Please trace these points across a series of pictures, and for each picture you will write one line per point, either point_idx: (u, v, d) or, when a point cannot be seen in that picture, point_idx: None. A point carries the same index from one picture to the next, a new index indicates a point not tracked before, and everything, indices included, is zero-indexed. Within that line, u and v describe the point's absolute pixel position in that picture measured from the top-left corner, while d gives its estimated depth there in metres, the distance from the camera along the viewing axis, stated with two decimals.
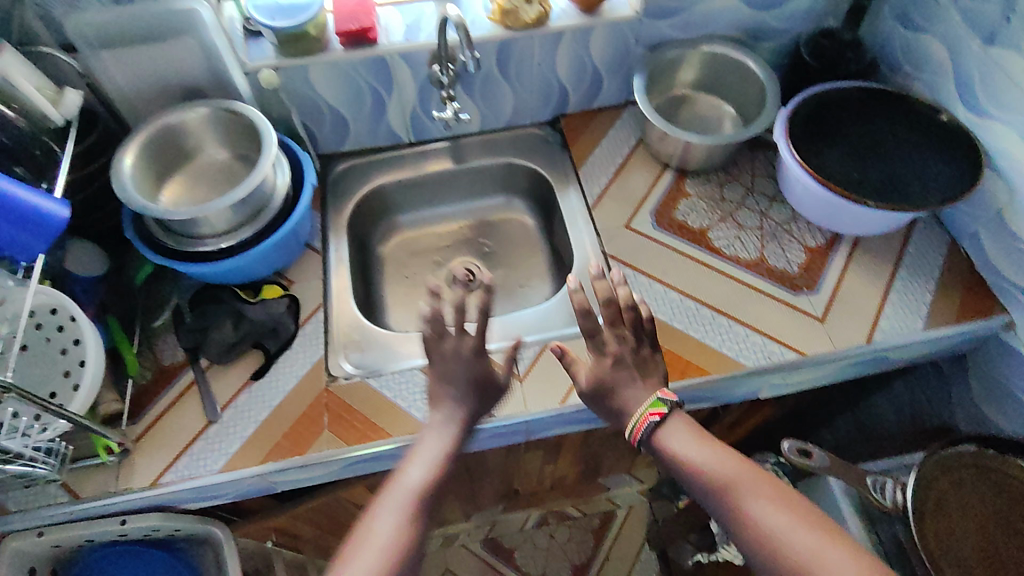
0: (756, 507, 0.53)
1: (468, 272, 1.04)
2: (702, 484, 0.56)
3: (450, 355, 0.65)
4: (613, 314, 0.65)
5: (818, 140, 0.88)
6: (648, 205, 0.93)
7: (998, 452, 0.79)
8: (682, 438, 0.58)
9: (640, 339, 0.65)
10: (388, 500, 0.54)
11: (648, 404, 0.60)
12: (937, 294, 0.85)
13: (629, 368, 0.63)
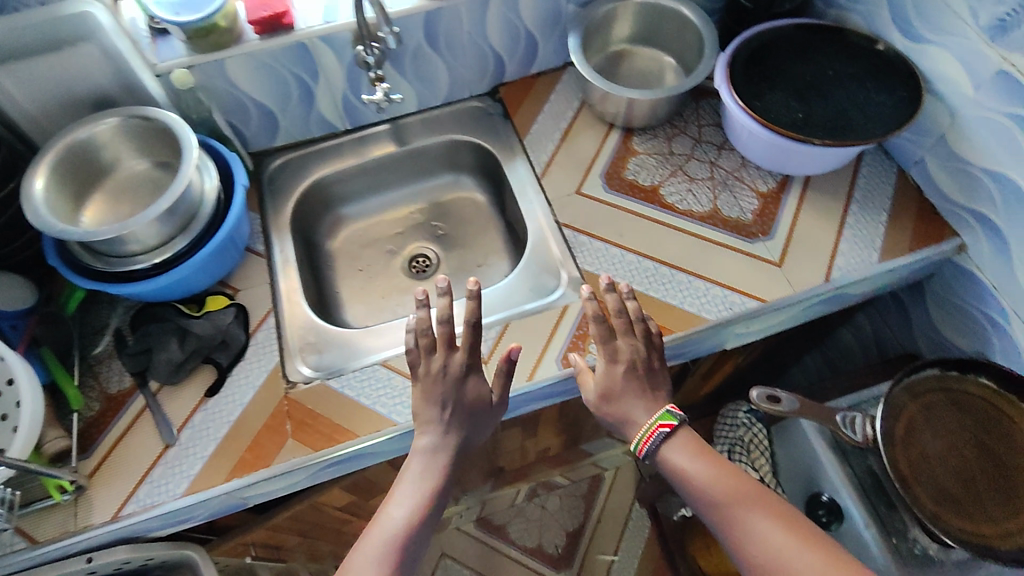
0: (755, 520, 0.60)
1: (424, 257, 1.01)
2: (704, 498, 0.63)
3: (434, 373, 0.68)
4: (625, 325, 0.71)
5: (761, 81, 0.86)
6: (598, 168, 0.91)
7: (960, 373, 0.81)
8: (684, 455, 0.66)
9: (649, 350, 0.72)
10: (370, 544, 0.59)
11: (659, 416, 0.67)
12: (889, 224, 0.85)
13: (642, 381, 0.70)
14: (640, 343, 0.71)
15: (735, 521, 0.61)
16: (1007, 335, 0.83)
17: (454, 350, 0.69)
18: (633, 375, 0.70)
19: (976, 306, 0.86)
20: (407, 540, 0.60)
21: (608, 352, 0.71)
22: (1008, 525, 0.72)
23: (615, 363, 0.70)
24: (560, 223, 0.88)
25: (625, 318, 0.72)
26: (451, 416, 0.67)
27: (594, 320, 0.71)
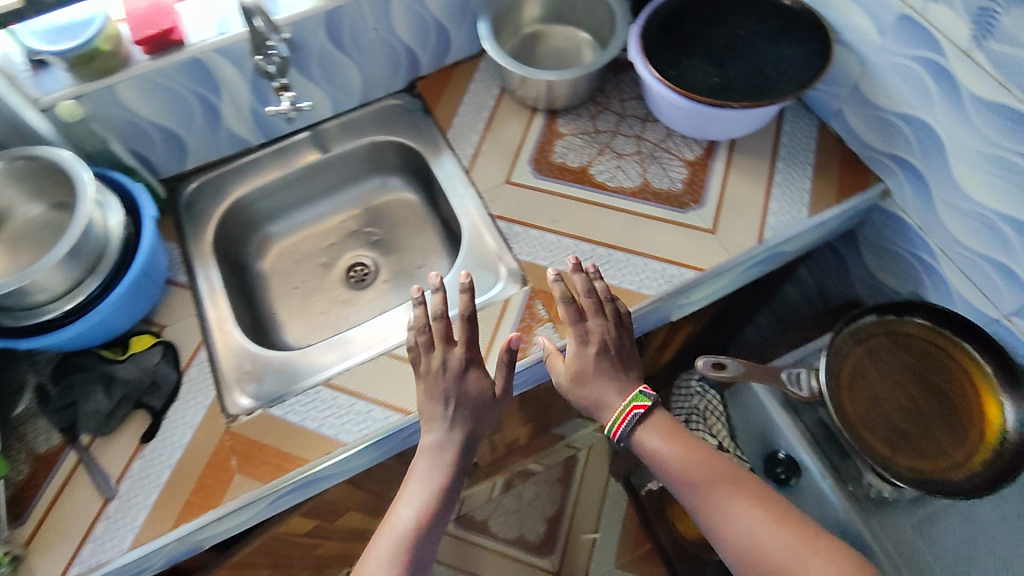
0: (732, 505, 0.61)
1: (362, 265, 0.98)
2: (680, 481, 0.64)
3: (436, 370, 0.67)
4: (594, 305, 0.71)
5: (675, 50, 0.85)
6: (525, 155, 0.90)
7: (898, 316, 0.83)
8: (659, 437, 0.66)
9: (619, 331, 0.71)
10: (380, 549, 0.59)
11: (632, 397, 0.67)
12: (816, 178, 0.86)
13: (613, 361, 0.69)
14: (610, 323, 0.70)
15: (712, 505, 0.62)
16: (937, 273, 0.85)
17: (452, 345, 0.68)
18: (605, 356, 0.69)
19: (906, 248, 0.88)
20: (417, 540, 0.60)
21: (580, 333, 0.69)
22: (956, 456, 0.75)
23: (587, 344, 0.69)
24: (493, 215, 0.86)
25: (593, 298, 0.71)
26: (455, 411, 0.66)
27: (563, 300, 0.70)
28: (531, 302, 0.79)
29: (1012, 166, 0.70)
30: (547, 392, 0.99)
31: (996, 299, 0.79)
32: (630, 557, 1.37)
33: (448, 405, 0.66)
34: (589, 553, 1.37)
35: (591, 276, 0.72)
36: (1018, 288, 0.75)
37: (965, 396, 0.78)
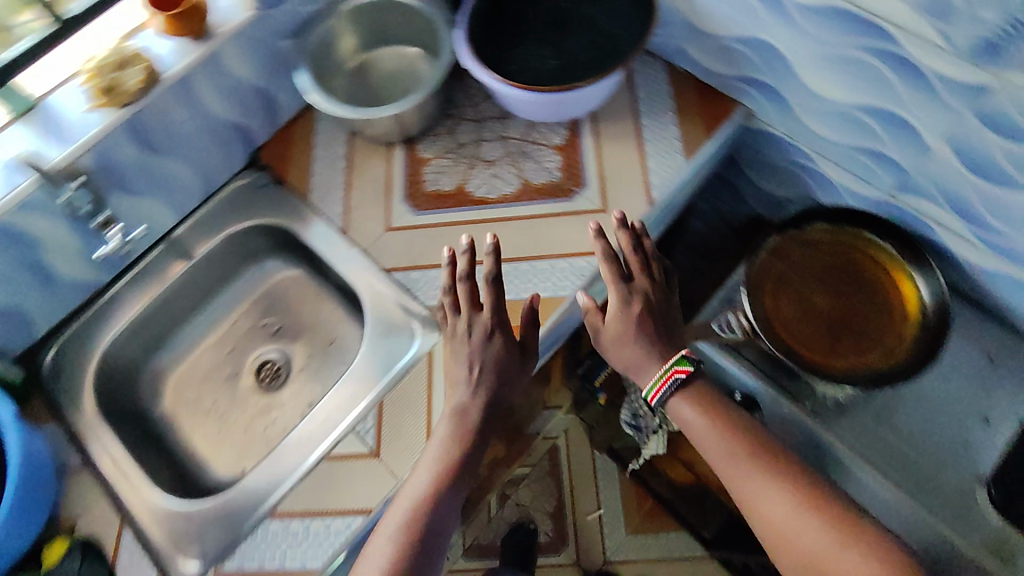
0: (757, 486, 0.61)
1: (271, 361, 0.91)
2: (710, 459, 0.65)
3: (461, 336, 0.70)
4: (638, 265, 0.70)
5: (506, 44, 0.82)
6: (397, 194, 0.85)
7: (807, 225, 0.85)
8: (693, 410, 0.66)
9: (661, 291, 0.71)
10: (391, 516, 0.61)
11: (675, 361, 0.67)
12: (681, 123, 0.86)
13: (654, 318, 0.69)
14: (652, 282, 0.71)
15: (739, 484, 0.62)
16: (819, 174, 0.88)
17: (476, 310, 0.70)
18: (648, 317, 0.68)
19: (784, 159, 0.90)
20: (425, 510, 0.61)
21: (624, 292, 0.69)
22: (891, 342, 0.78)
23: (630, 302, 0.68)
24: (386, 268, 0.81)
25: (639, 258, 0.71)
26: (480, 376, 0.68)
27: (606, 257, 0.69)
28: None
29: (852, 61, 0.72)
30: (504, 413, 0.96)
31: (878, 183, 0.82)
32: (639, 518, 1.41)
33: (472, 371, 0.68)
34: (600, 532, 1.41)
35: (636, 234, 0.71)
36: (892, 169, 0.79)
37: (878, 283, 0.81)
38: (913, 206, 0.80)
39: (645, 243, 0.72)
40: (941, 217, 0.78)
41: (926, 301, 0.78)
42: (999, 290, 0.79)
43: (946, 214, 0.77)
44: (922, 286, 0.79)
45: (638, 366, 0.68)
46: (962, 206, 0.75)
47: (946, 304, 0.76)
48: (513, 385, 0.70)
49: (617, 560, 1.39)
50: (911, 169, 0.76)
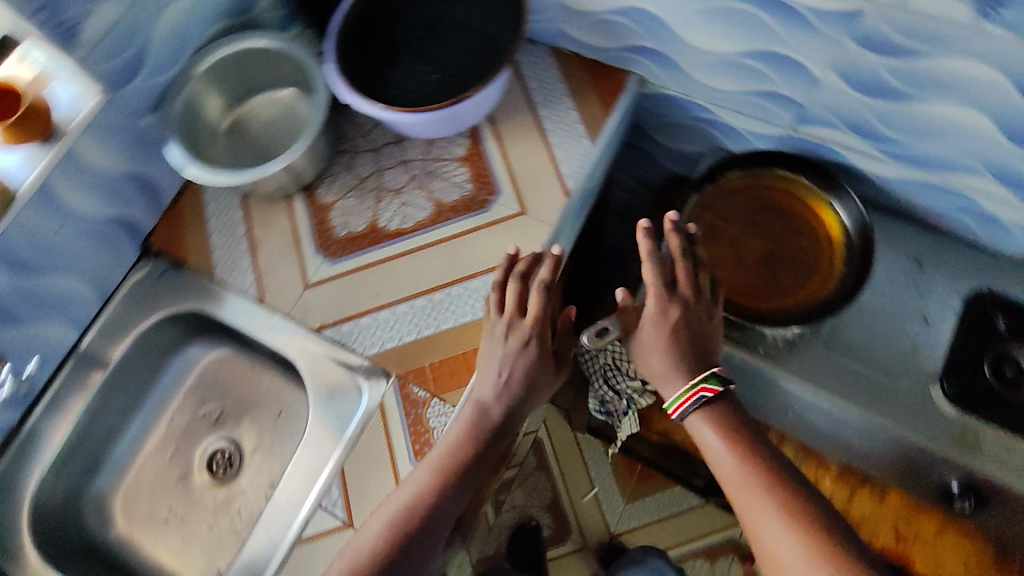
0: (764, 524, 0.56)
1: (221, 451, 0.89)
2: (728, 489, 0.61)
3: (497, 339, 0.68)
4: (686, 273, 0.69)
5: (378, 66, 0.76)
6: (308, 247, 0.81)
7: (734, 172, 0.85)
8: (713, 433, 0.63)
9: (702, 304, 0.69)
10: (391, 501, 0.63)
11: (701, 378, 0.65)
12: (579, 106, 0.84)
13: (688, 330, 0.67)
14: (694, 291, 0.69)
15: (748, 518, 0.58)
16: (721, 124, 0.87)
17: (521, 316, 0.68)
18: (682, 332, 0.67)
19: (686, 117, 0.89)
20: (422, 501, 0.62)
21: (663, 299, 0.67)
22: (823, 273, 0.80)
23: (667, 312, 0.67)
24: (315, 328, 0.77)
25: (687, 267, 0.69)
26: (509, 381, 0.66)
27: (652, 259, 0.67)
28: (403, 386, 0.73)
29: (725, 11, 0.70)
30: None
31: (777, 120, 0.81)
32: (633, 486, 1.44)
33: (501, 376, 0.66)
34: (599, 512, 1.43)
35: (687, 240, 0.69)
36: (788, 104, 0.78)
37: (800, 217, 0.83)
38: (815, 135, 0.80)
39: (694, 248, 0.70)
40: (843, 140, 0.78)
41: (848, 224, 0.80)
42: (908, 194, 0.81)
43: (847, 135, 0.78)
44: (841, 211, 0.81)
45: (661, 377, 0.66)
46: (860, 125, 0.75)
47: (867, 224, 0.78)
48: (538, 394, 0.68)
49: (623, 532, 1.42)
50: (808, 101, 0.76)
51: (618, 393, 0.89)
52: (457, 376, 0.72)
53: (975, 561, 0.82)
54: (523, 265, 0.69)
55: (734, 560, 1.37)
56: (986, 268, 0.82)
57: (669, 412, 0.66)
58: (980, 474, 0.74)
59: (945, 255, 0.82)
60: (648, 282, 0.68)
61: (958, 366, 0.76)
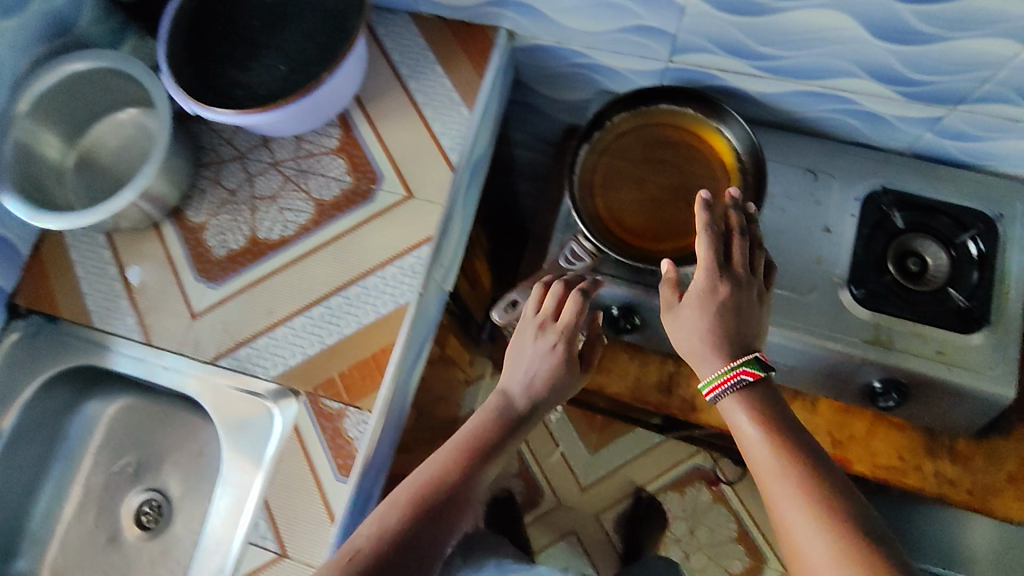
0: (798, 523, 0.50)
1: (149, 502, 0.85)
2: (760, 480, 0.54)
3: (528, 342, 0.65)
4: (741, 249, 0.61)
5: (215, 67, 0.69)
6: (188, 275, 0.76)
7: (627, 113, 0.82)
8: (746, 416, 0.56)
9: (754, 285, 0.61)
10: (415, 475, 0.61)
11: (744, 361, 0.57)
12: (450, 72, 0.79)
13: (737, 312, 0.59)
14: (747, 268, 0.61)
15: (779, 516, 0.52)
16: (600, 67, 0.83)
17: (551, 318, 0.65)
18: (731, 315, 0.59)
19: (563, 64, 0.84)
20: (448, 477, 0.60)
21: (715, 274, 0.59)
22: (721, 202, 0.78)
23: (717, 290, 0.59)
24: (211, 358, 0.73)
25: (745, 243, 0.61)
26: (532, 374, 0.64)
27: (709, 232, 0.59)
28: (315, 403, 0.70)
29: None
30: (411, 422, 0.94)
31: (653, 54, 0.78)
32: (595, 436, 1.46)
33: (529, 371, 0.64)
34: (569, 468, 1.45)
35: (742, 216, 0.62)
36: (660, 37, 0.74)
37: (692, 148, 0.81)
38: (692, 63, 0.77)
39: (749, 222, 0.63)
40: (723, 64, 0.76)
41: (738, 147, 0.79)
42: (796, 106, 0.80)
43: (723, 58, 0.75)
44: (730, 135, 0.79)
45: (698, 357, 0.59)
46: (733, 47, 0.72)
47: (754, 144, 0.76)
48: (553, 399, 0.65)
49: (593, 483, 1.44)
50: (679, 31, 0.72)
51: None
52: (370, 380, 0.70)
53: (905, 439, 0.83)
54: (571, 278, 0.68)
55: (703, 485, 1.41)
56: (880, 167, 0.81)
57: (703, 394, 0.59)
58: (899, 372, 0.74)
59: (839, 161, 0.81)
60: (700, 255, 0.60)
61: (864, 269, 0.77)
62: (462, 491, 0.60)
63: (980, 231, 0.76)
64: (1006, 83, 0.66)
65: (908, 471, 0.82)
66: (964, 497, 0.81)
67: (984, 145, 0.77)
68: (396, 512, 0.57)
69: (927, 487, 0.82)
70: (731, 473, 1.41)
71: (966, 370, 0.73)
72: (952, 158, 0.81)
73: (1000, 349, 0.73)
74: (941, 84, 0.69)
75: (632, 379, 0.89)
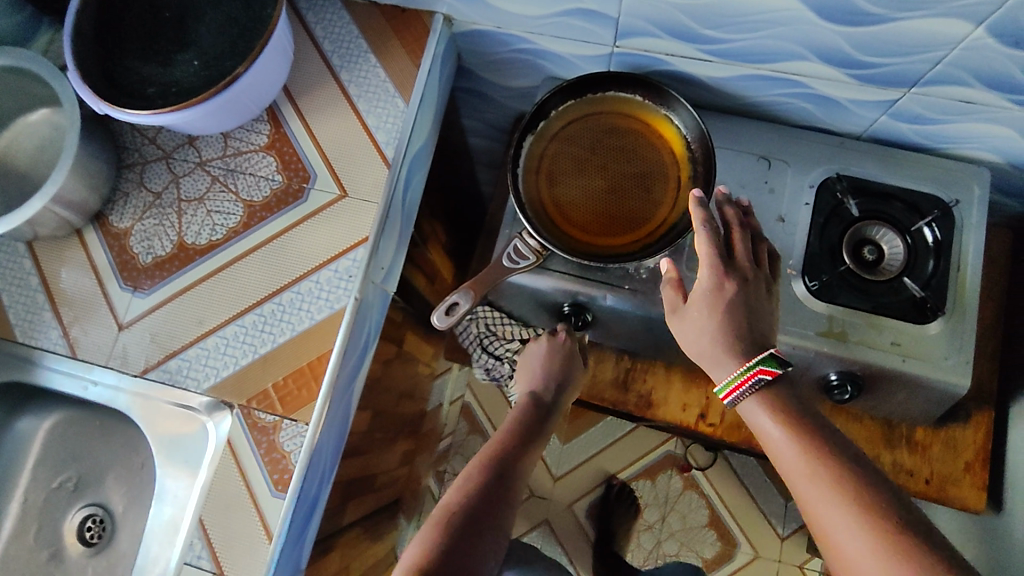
0: (835, 522, 0.49)
1: (92, 517, 0.82)
2: (790, 482, 0.53)
3: (531, 351, 0.83)
4: (742, 244, 0.64)
5: (122, 63, 0.64)
6: (113, 284, 0.72)
7: (573, 101, 0.78)
8: (770, 417, 0.55)
9: (758, 278, 0.64)
10: (469, 477, 0.66)
11: (761, 358, 0.57)
12: (384, 61, 0.75)
13: (745, 306, 0.61)
14: (749, 262, 0.64)
15: (815, 515, 0.51)
16: (544, 52, 0.79)
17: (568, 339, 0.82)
18: (740, 309, 0.61)
19: (506, 50, 0.80)
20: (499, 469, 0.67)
21: (719, 271, 0.61)
22: (671, 194, 0.76)
23: (723, 287, 0.61)
24: (139, 372, 0.69)
25: (745, 239, 0.64)
26: (551, 376, 0.80)
27: (708, 230, 0.61)
28: (249, 415, 0.67)
29: None
30: (367, 423, 0.92)
31: (596, 38, 0.74)
32: (567, 425, 1.43)
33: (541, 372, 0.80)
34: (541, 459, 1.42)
35: (738, 213, 0.65)
36: (602, 21, 0.70)
37: (641, 138, 0.77)
38: (637, 47, 0.74)
39: (744, 218, 0.66)
40: (669, 47, 0.72)
41: (688, 135, 0.76)
42: (747, 89, 0.77)
43: (670, 42, 0.71)
44: (679, 123, 0.76)
45: (712, 358, 0.60)
46: (679, 30, 0.69)
47: (704, 132, 0.74)
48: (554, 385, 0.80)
49: (565, 472, 1.42)
50: (620, 15, 0.69)
51: (499, 358, 0.90)
52: (305, 391, 0.67)
53: (864, 429, 0.83)
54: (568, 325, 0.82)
55: (674, 472, 1.40)
56: (835, 152, 0.79)
57: (719, 397, 0.59)
58: (854, 365, 0.73)
59: (793, 147, 0.79)
60: (701, 253, 0.62)
61: (817, 259, 0.74)
62: (515, 462, 0.70)
63: (936, 217, 0.74)
64: (959, 64, 0.63)
65: None
66: (922, 487, 0.81)
67: (938, 128, 0.74)
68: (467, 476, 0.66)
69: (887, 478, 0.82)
70: (701, 458, 1.40)
71: (921, 361, 0.71)
72: (907, 141, 0.79)
73: (955, 338, 0.72)
74: (894, 66, 0.66)
75: (587, 377, 0.89)
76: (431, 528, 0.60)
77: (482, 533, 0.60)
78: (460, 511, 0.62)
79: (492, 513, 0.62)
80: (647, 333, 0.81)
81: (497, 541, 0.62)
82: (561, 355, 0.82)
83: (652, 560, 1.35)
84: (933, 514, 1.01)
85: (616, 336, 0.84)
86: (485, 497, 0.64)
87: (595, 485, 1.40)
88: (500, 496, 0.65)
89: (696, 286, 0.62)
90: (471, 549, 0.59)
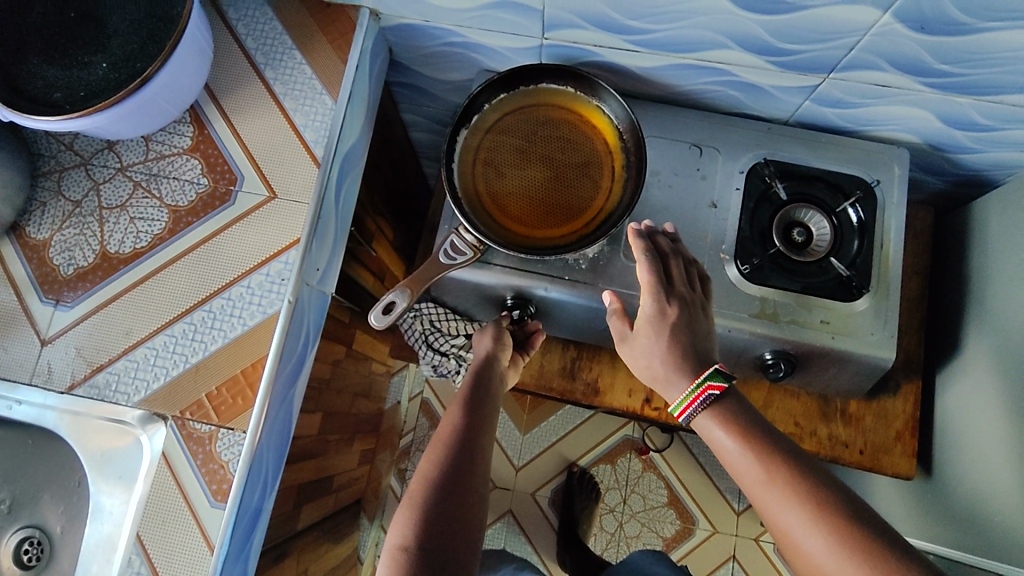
0: (791, 523, 0.51)
1: (28, 540, 0.80)
2: (747, 490, 0.55)
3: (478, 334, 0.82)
4: (679, 270, 0.67)
5: (23, 69, 0.61)
6: (35, 297, 0.69)
7: (507, 94, 0.77)
8: (724, 428, 0.57)
9: (696, 298, 0.67)
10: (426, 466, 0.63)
11: (707, 376, 0.60)
12: (310, 58, 0.73)
13: (690, 329, 0.64)
14: (686, 286, 0.67)
15: (772, 519, 0.53)
16: (475, 45, 0.78)
17: (501, 317, 0.82)
18: (685, 333, 0.63)
19: (436, 44, 0.79)
20: (459, 456, 0.64)
21: (662, 298, 0.64)
22: (606, 184, 0.76)
23: (666, 312, 0.64)
24: (66, 388, 0.67)
25: (679, 266, 0.67)
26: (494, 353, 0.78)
27: (647, 257, 0.65)
28: (183, 426, 0.66)
29: None
30: (318, 427, 0.90)
31: (525, 32, 0.74)
32: (526, 414, 1.45)
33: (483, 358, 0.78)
34: (501, 449, 1.43)
35: (669, 241, 0.69)
36: (528, 14, 0.70)
37: (576, 130, 0.78)
38: (566, 39, 0.74)
39: (676, 244, 0.69)
40: (595, 38, 0.73)
41: (619, 125, 0.76)
42: (675, 78, 0.78)
43: (596, 33, 0.72)
44: (610, 113, 0.77)
45: (665, 381, 0.63)
46: (604, 22, 0.69)
47: (634, 123, 0.74)
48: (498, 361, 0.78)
49: (527, 462, 1.43)
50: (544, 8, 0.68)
51: (444, 354, 0.91)
52: (240, 400, 0.66)
53: (799, 405, 0.87)
54: (521, 310, 0.81)
55: (633, 455, 1.42)
56: (763, 137, 0.81)
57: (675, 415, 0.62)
58: (787, 344, 0.75)
59: (723, 134, 0.80)
60: (644, 282, 0.65)
61: (748, 244, 0.76)
62: (478, 432, 0.68)
63: (859, 198, 0.77)
64: (871, 51, 0.65)
65: (805, 437, 0.86)
66: (857, 457, 0.85)
67: (861, 111, 0.77)
68: (434, 449, 0.65)
69: (823, 451, 0.86)
70: (658, 441, 1.42)
71: (850, 336, 0.74)
72: (832, 125, 0.81)
73: (880, 314, 0.75)
74: (810, 53, 0.68)
75: (535, 368, 0.90)
76: (409, 505, 0.59)
77: (463, 497, 0.60)
78: (428, 505, 0.58)
79: (466, 488, 0.61)
80: (591, 322, 0.82)
81: (473, 534, 0.58)
82: (505, 334, 0.80)
83: (615, 543, 1.38)
84: (874, 480, 1.05)
85: (558, 326, 0.85)
86: (457, 468, 0.62)
87: (557, 472, 1.42)
88: (470, 462, 0.64)
89: (640, 312, 0.65)
90: (446, 549, 0.55)
